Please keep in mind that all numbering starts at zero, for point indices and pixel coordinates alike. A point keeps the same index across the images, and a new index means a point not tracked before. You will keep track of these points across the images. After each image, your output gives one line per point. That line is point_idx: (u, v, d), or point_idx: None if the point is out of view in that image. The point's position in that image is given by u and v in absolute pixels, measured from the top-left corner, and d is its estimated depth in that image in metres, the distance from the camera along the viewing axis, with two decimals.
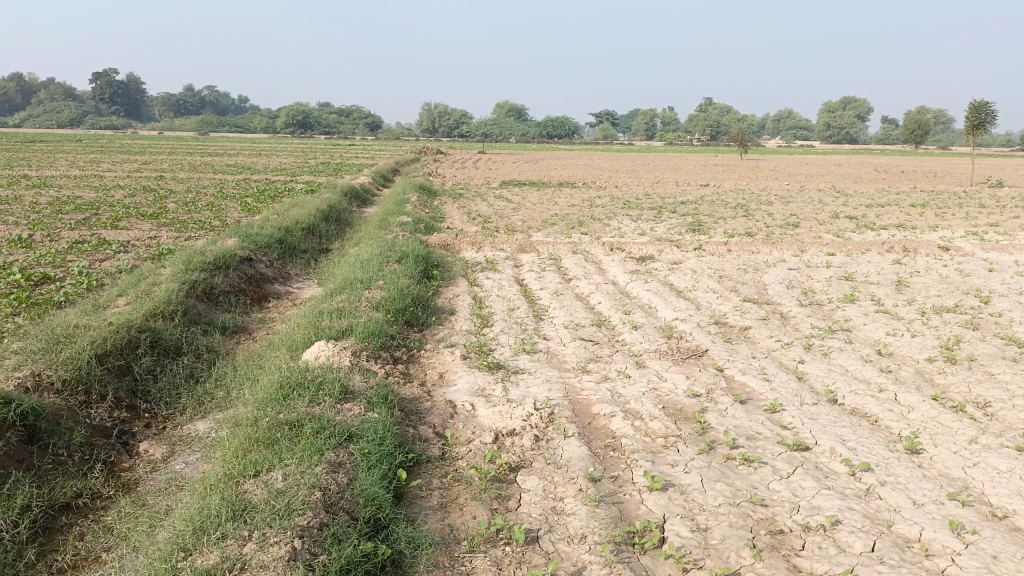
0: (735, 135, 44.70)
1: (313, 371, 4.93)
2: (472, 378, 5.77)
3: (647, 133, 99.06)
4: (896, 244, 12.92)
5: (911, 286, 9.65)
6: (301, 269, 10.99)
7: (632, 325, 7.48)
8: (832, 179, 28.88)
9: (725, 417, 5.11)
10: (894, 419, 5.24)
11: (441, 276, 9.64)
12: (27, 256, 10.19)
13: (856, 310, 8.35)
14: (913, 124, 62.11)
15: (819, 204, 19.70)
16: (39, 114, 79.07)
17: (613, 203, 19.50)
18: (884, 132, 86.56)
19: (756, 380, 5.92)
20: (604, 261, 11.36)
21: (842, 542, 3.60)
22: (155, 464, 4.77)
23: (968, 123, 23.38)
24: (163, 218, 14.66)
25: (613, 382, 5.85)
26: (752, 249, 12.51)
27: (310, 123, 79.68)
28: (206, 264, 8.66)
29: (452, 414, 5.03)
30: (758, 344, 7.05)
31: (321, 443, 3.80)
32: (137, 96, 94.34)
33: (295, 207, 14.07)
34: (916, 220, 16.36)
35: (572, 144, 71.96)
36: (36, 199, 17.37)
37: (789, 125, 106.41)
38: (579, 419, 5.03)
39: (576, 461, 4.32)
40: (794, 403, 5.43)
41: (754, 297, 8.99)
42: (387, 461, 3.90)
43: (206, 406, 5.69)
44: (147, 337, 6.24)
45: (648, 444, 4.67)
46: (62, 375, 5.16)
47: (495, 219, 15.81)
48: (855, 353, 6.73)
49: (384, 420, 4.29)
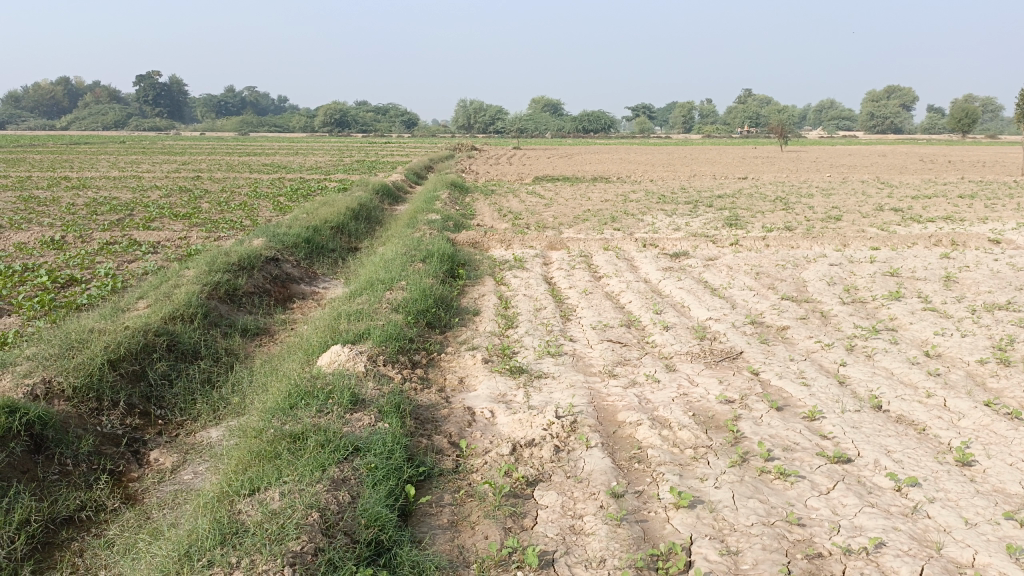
0: (775, 127, 43.80)
1: (324, 378, 4.74)
2: (493, 384, 5.54)
3: (685, 127, 97.82)
4: (945, 238, 12.34)
5: (960, 282, 9.17)
6: (327, 268, 10.88)
7: (663, 325, 7.17)
8: (875, 171, 28.06)
9: (760, 425, 4.80)
10: (944, 428, 4.87)
11: (468, 275, 9.44)
12: (57, 258, 10.23)
13: (902, 308, 7.93)
14: (962, 112, 60.26)
15: (862, 196, 19.11)
16: (85, 117, 80.78)
17: (648, 197, 19.10)
18: (930, 121, 84.21)
19: (793, 384, 5.58)
20: (636, 258, 11.05)
21: (887, 567, 3.28)
22: (163, 474, 4.64)
23: (1019, 110, 22.45)
24: (195, 218, 14.68)
25: (640, 387, 5.56)
26: (791, 244, 12.07)
27: (347, 122, 80.21)
28: (230, 264, 8.56)
29: (470, 422, 4.80)
30: (796, 345, 6.70)
31: (324, 457, 3.61)
32: (178, 98, 96.15)
33: (325, 206, 14.00)
34: (965, 212, 15.70)
35: (608, 139, 71.30)
36: (73, 200, 17.56)
37: (831, 116, 104.33)
38: (603, 428, 4.77)
39: (598, 475, 4.06)
40: (835, 410, 5.09)
41: (793, 294, 8.61)
42: (395, 475, 3.69)
43: (220, 412, 5.56)
44: (164, 340, 6.13)
45: (676, 455, 4.38)
46: (73, 382, 5.05)
47: (527, 216, 15.56)
48: (901, 355, 6.34)
49: (394, 431, 4.08)
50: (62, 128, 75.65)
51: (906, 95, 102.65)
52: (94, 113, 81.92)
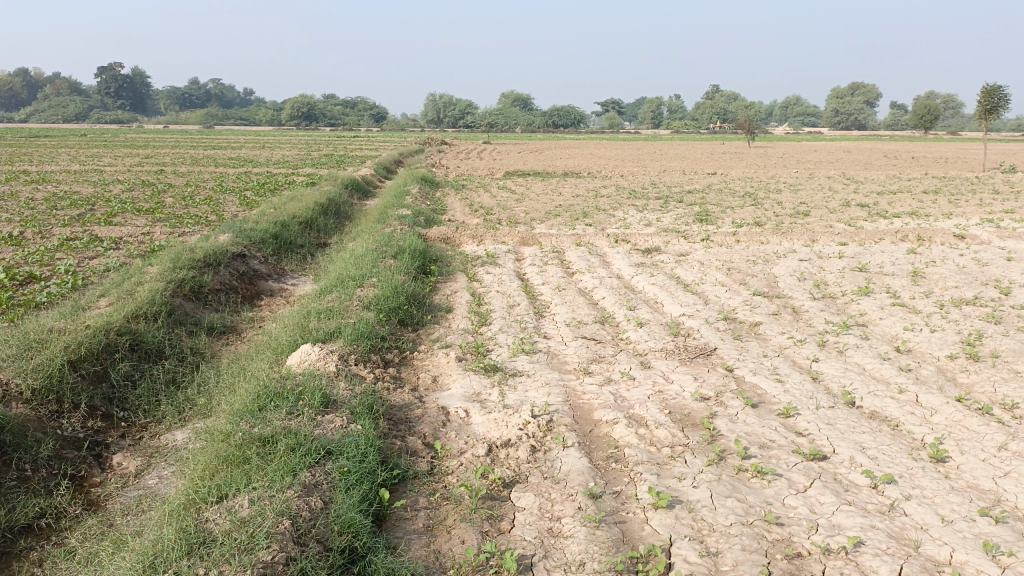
0: (744, 123, 44.16)
1: (294, 378, 4.61)
2: (467, 382, 5.46)
3: (654, 122, 98.30)
4: (911, 233, 12.50)
5: (927, 278, 9.27)
6: (297, 264, 10.69)
7: (636, 321, 7.14)
8: (840, 167, 28.44)
9: (736, 422, 4.78)
10: (917, 424, 4.90)
11: (439, 271, 9.33)
12: (16, 254, 9.92)
13: (872, 303, 7.99)
14: (923, 109, 61.33)
15: (829, 191, 19.31)
16: (44, 108, 78.92)
17: (619, 192, 19.12)
18: (893, 118, 85.66)
19: (767, 381, 5.58)
20: (608, 254, 11.02)
21: (866, 567, 3.27)
22: (127, 478, 4.49)
23: (980, 107, 22.85)
24: (159, 214, 14.37)
25: (616, 384, 5.52)
26: (761, 240, 12.14)
27: (315, 115, 79.33)
28: (195, 260, 8.36)
29: (444, 422, 4.72)
30: (769, 341, 6.71)
31: (295, 461, 3.50)
32: (141, 90, 94.33)
33: (293, 201, 13.78)
34: (929, 208, 15.92)
35: (578, 134, 71.37)
36: (32, 194, 17.08)
37: (797, 112, 105.61)
38: (579, 427, 4.72)
39: (575, 476, 4.01)
40: (809, 407, 5.10)
41: (765, 290, 8.65)
42: (368, 479, 3.59)
43: (186, 414, 5.40)
44: (127, 340, 5.95)
45: (653, 454, 4.34)
46: (31, 384, 4.87)
47: (498, 211, 15.48)
48: (873, 350, 6.38)
49: (367, 433, 3.98)
50: (20, 121, 73.83)
51: (870, 92, 104.22)
52: (55, 105, 80.14)
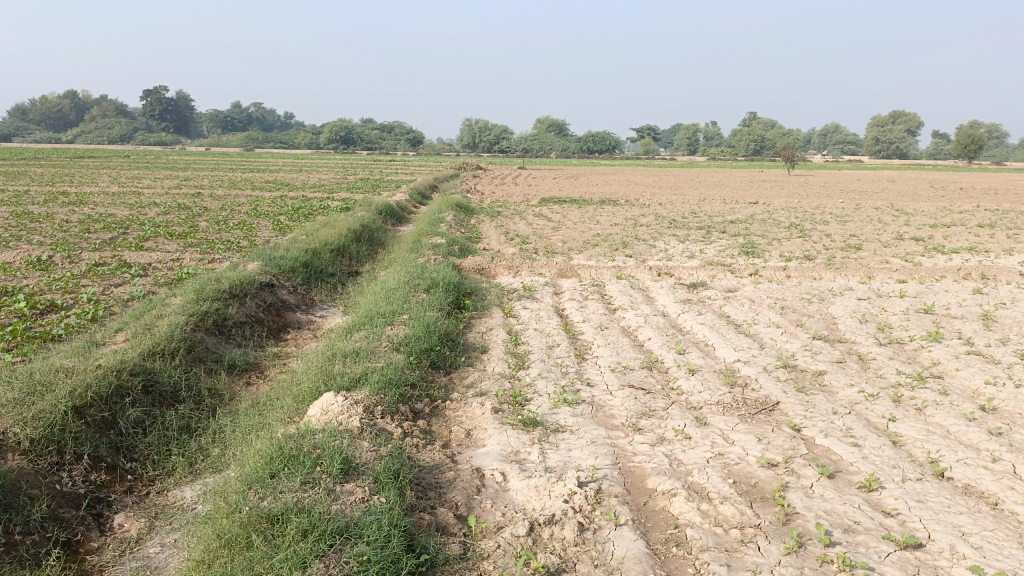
0: (783, 151, 43.69)
1: (313, 436, 4.11)
2: (504, 439, 4.93)
3: (690, 149, 96.68)
4: (974, 271, 11.74)
5: (1000, 322, 8.56)
6: (326, 295, 10.31)
7: (688, 368, 6.55)
8: (888, 197, 27.57)
9: (813, 498, 4.18)
10: (1021, 503, 4.25)
11: (474, 305, 8.86)
12: (40, 280, 9.65)
13: (944, 351, 7.32)
14: (967, 139, 60.11)
15: (879, 223, 18.58)
16: (91, 130, 80.84)
17: (658, 221, 18.55)
18: (935, 147, 84.17)
19: (842, 445, 4.95)
20: (652, 288, 10.46)
21: None
22: (126, 545, 4.05)
23: None
24: (191, 238, 14.15)
25: (670, 445, 4.94)
26: (813, 276, 11.48)
27: (353, 139, 80.02)
28: (220, 291, 7.96)
29: (479, 488, 4.20)
30: (837, 394, 6.08)
31: (305, 552, 3.03)
32: (185, 113, 96.24)
33: (326, 226, 13.46)
34: (989, 243, 15.12)
35: (613, 160, 70.93)
36: (67, 217, 16.96)
37: (835, 141, 104.73)
38: (632, 498, 4.16)
39: (632, 564, 3.45)
40: (893, 479, 4.47)
41: (825, 333, 8.00)
42: (391, 571, 3.08)
43: (197, 467, 4.97)
44: (141, 381, 5.54)
45: (720, 537, 3.77)
46: (30, 434, 4.44)
47: (535, 239, 15.03)
48: (956, 409, 5.70)
49: (392, 508, 3.47)
50: (66, 142, 75.69)
51: (910, 121, 102.81)
52: (101, 127, 81.96)
